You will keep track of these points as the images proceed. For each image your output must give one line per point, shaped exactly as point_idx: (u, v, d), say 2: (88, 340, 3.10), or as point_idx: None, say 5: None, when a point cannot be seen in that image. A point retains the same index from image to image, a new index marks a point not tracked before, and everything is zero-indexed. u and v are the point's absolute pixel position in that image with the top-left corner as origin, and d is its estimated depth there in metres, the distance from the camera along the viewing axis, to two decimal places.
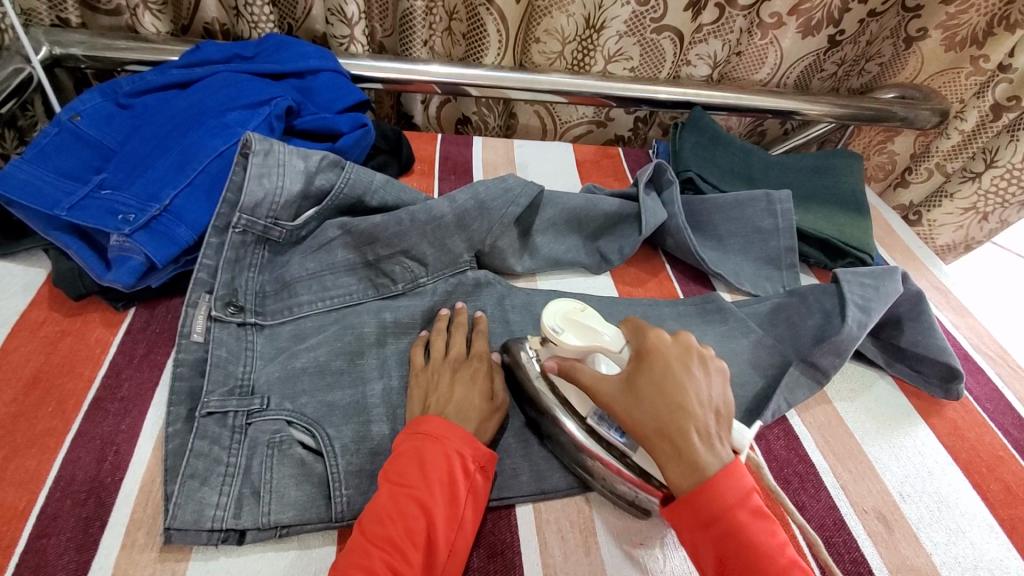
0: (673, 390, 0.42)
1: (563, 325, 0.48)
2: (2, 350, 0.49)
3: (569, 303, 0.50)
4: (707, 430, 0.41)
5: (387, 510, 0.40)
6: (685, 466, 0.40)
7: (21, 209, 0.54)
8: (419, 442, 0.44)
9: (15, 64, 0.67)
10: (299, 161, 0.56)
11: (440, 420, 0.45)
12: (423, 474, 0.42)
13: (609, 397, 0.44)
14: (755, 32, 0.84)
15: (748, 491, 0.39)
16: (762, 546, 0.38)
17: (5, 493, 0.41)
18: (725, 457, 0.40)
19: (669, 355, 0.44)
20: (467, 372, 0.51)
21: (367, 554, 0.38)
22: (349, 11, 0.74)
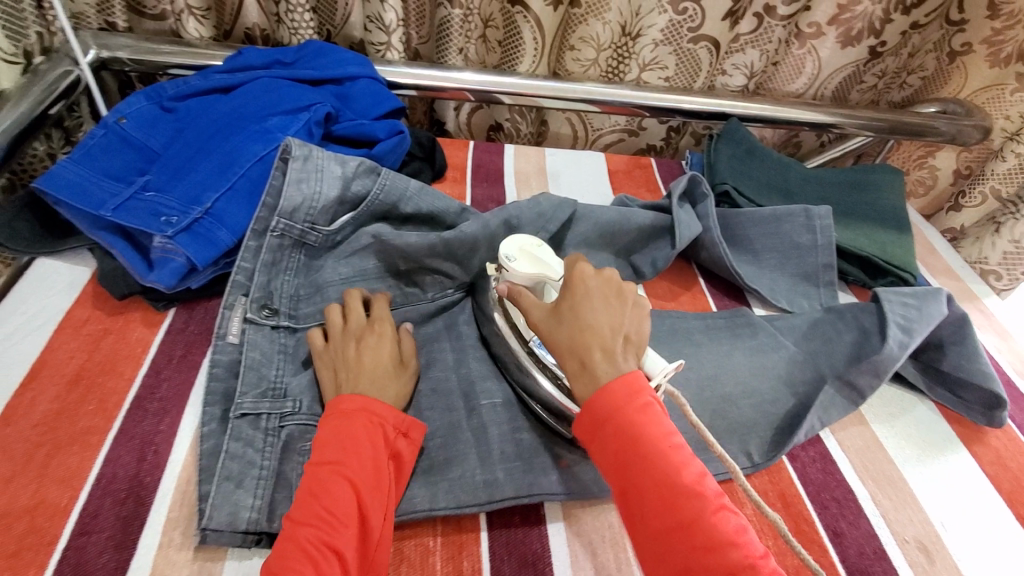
0: (588, 313, 0.44)
1: (516, 255, 0.53)
2: (49, 347, 0.50)
3: (527, 238, 0.55)
4: (614, 350, 0.43)
5: (314, 488, 0.40)
6: (587, 378, 0.42)
7: (69, 208, 0.55)
8: (337, 420, 0.44)
9: (65, 67, 0.69)
10: (336, 167, 0.57)
11: (357, 396, 0.45)
12: (348, 449, 0.42)
13: (536, 320, 0.47)
14: (793, 42, 0.83)
15: (639, 392, 0.41)
16: (651, 440, 0.39)
17: (48, 489, 0.42)
18: (624, 368, 0.42)
19: (590, 285, 0.46)
20: (373, 338, 0.50)
21: (298, 535, 0.38)
22: (387, 18, 0.75)
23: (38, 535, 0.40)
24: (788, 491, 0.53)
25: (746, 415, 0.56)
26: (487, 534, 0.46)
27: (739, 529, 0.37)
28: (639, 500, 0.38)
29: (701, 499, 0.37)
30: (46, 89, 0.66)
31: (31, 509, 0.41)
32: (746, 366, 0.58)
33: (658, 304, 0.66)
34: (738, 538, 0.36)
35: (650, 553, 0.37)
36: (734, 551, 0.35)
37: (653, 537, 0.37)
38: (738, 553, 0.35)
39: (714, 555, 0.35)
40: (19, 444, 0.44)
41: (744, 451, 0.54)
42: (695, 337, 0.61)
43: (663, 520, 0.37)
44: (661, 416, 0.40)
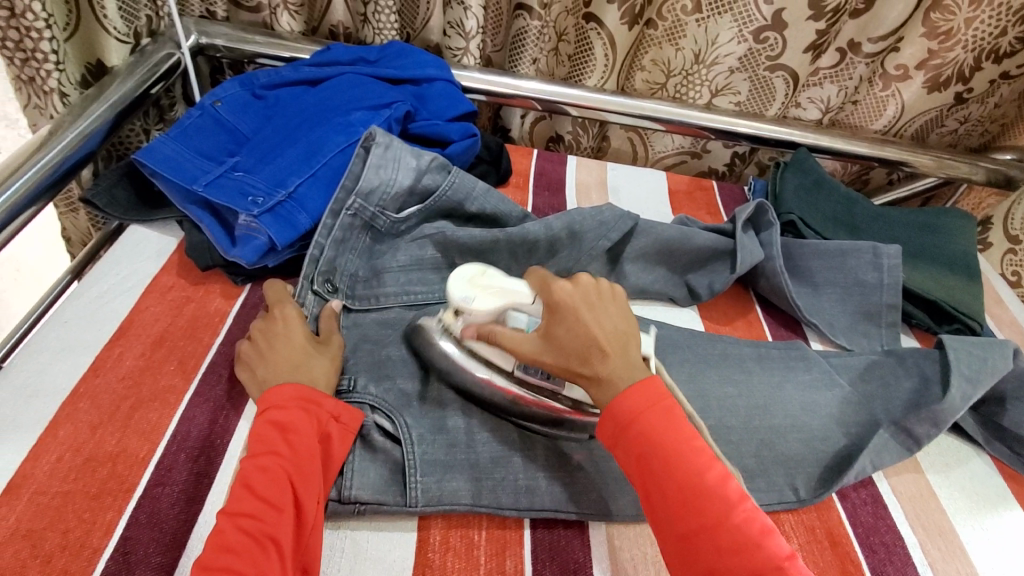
0: (583, 328, 0.43)
1: (471, 293, 0.48)
2: (137, 308, 0.54)
3: (468, 266, 0.49)
4: (622, 356, 0.43)
5: (249, 480, 0.40)
6: (608, 394, 0.42)
7: (164, 181, 0.59)
8: (272, 410, 0.44)
9: (168, 50, 0.74)
10: (412, 159, 0.59)
11: (283, 387, 0.45)
12: (281, 439, 0.42)
13: (532, 352, 0.44)
14: (876, 82, 0.82)
15: (661, 394, 0.41)
16: (674, 444, 0.39)
17: (130, 440, 0.45)
18: (642, 373, 0.43)
19: (576, 300, 0.44)
20: (282, 327, 0.50)
21: (232, 527, 0.38)
22: (468, 25, 0.78)
23: (119, 481, 0.42)
24: (835, 530, 0.52)
25: (794, 449, 0.55)
26: (530, 532, 0.47)
27: (764, 529, 0.37)
28: (663, 502, 0.39)
29: (726, 503, 0.37)
30: (149, 70, 0.71)
31: (113, 457, 0.44)
32: (798, 401, 0.57)
33: (712, 327, 0.66)
34: (762, 538, 0.37)
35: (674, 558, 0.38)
36: (760, 552, 0.36)
37: (677, 540, 0.38)
38: (763, 553, 0.36)
39: (741, 557, 0.36)
40: (106, 395, 0.47)
41: (790, 485, 0.53)
42: (745, 363, 0.60)
43: (687, 522, 0.37)
44: (684, 418, 0.41)
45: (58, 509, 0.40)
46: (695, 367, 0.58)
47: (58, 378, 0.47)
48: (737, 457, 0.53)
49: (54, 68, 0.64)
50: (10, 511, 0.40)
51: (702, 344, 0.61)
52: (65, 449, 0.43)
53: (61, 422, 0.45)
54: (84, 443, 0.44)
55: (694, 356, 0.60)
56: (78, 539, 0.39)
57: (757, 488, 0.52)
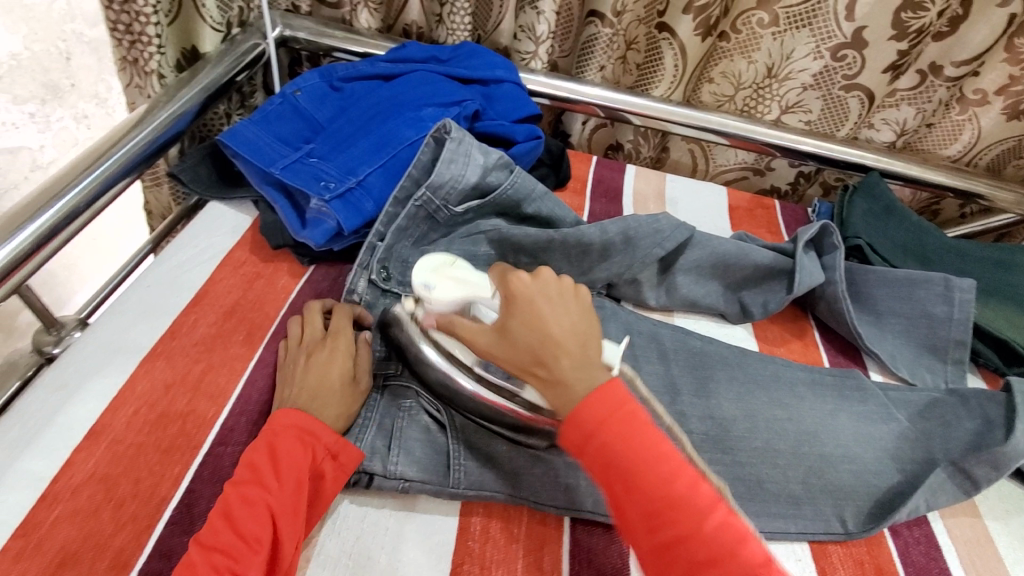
0: (540, 324, 0.42)
1: (433, 280, 0.48)
2: (212, 279, 0.57)
3: (437, 256, 0.50)
4: (577, 354, 0.41)
5: (229, 510, 0.39)
6: (562, 393, 0.40)
7: (244, 162, 0.63)
8: (270, 437, 0.43)
9: (254, 41, 0.78)
10: (480, 156, 0.60)
11: (289, 412, 0.44)
12: (271, 471, 0.41)
13: (489, 346, 0.43)
14: (953, 106, 0.79)
15: (622, 401, 0.38)
16: (641, 454, 0.37)
17: (201, 401, 0.48)
18: (600, 376, 0.40)
19: (533, 292, 0.43)
20: (326, 350, 0.49)
21: (204, 562, 0.37)
22: (539, 30, 0.79)
23: (187, 438, 0.45)
24: (883, 567, 0.50)
25: (843, 479, 0.53)
26: (569, 530, 0.47)
27: (739, 534, 0.36)
28: (633, 510, 0.37)
29: (696, 513, 0.36)
30: (237, 58, 0.75)
31: (183, 415, 0.47)
32: (851, 431, 0.55)
33: (765, 348, 0.65)
34: (736, 545, 0.35)
35: (650, 565, 0.37)
36: (735, 562, 0.34)
37: (651, 551, 0.37)
38: (740, 560, 0.35)
39: (715, 567, 0.35)
40: (180, 357, 0.50)
41: (837, 516, 0.51)
42: (796, 388, 0.58)
43: (660, 534, 0.36)
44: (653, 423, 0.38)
45: (133, 458, 0.44)
46: (743, 386, 0.57)
47: (139, 337, 0.51)
48: (782, 481, 0.52)
49: (155, 50, 0.69)
50: (91, 455, 0.43)
51: (752, 363, 0.60)
52: (141, 403, 0.47)
53: (138, 378, 0.48)
54: (158, 399, 0.47)
55: (743, 375, 0.58)
56: (148, 487, 0.42)
57: (803, 515, 0.50)
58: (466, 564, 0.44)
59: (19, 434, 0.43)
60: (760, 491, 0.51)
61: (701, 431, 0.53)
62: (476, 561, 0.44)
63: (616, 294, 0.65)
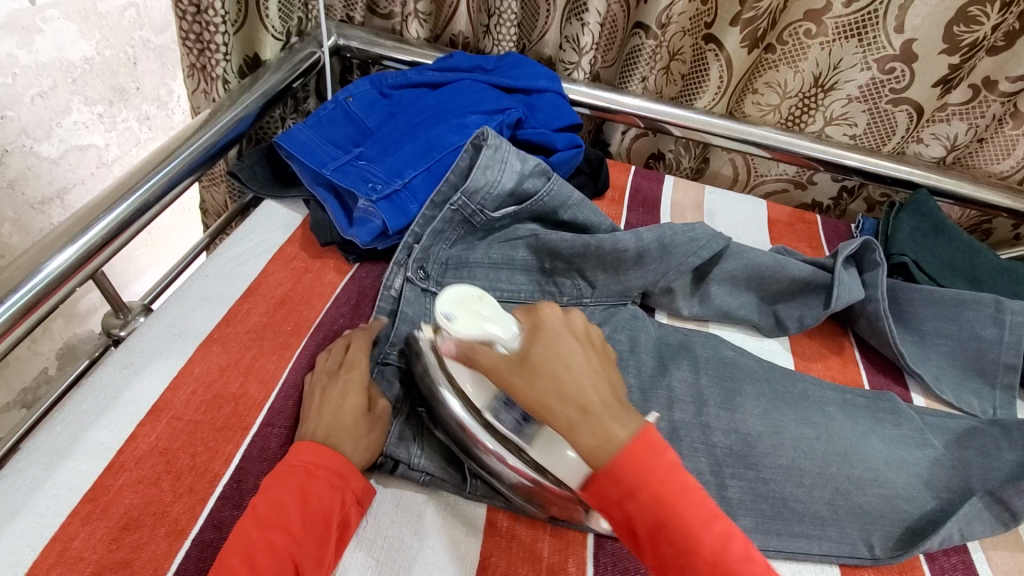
0: (561, 357, 0.42)
1: (455, 312, 0.47)
2: (265, 272, 0.61)
3: (467, 289, 0.49)
4: (602, 391, 0.41)
5: (250, 551, 0.39)
6: (592, 428, 0.39)
7: (297, 163, 0.66)
8: (296, 475, 0.42)
9: (311, 49, 0.82)
10: (517, 162, 0.62)
11: (310, 448, 0.44)
12: (298, 513, 0.41)
13: (508, 378, 0.42)
14: (1007, 121, 0.76)
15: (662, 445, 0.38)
16: (687, 508, 0.37)
17: (252, 385, 0.51)
18: (632, 416, 0.40)
19: (556, 328, 0.44)
20: (348, 385, 0.49)
21: None
22: (583, 41, 0.80)
23: (239, 419, 0.48)
24: None
25: (874, 503, 0.51)
26: (593, 538, 0.48)
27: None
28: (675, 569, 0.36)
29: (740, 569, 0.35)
30: (294, 66, 0.79)
31: (236, 397, 0.50)
32: (884, 454, 0.54)
33: (801, 365, 0.64)
34: None
35: None
36: None
37: None
38: None
39: None
40: (234, 342, 0.53)
41: (864, 540, 0.50)
42: (826, 407, 0.57)
43: None
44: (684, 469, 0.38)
45: (190, 433, 0.47)
46: (772, 403, 0.57)
47: (198, 323, 0.54)
48: (808, 501, 0.51)
49: (222, 58, 0.74)
50: (153, 429, 0.47)
51: (785, 379, 0.59)
52: (199, 384, 0.50)
53: (197, 360, 0.51)
54: (213, 381, 0.50)
55: (772, 391, 0.58)
56: (203, 462, 0.45)
57: (828, 537, 0.50)
58: (493, 557, 0.45)
59: (90, 406, 0.47)
60: (785, 509, 0.50)
61: (727, 447, 0.53)
62: (502, 556, 0.46)
63: (650, 303, 0.65)
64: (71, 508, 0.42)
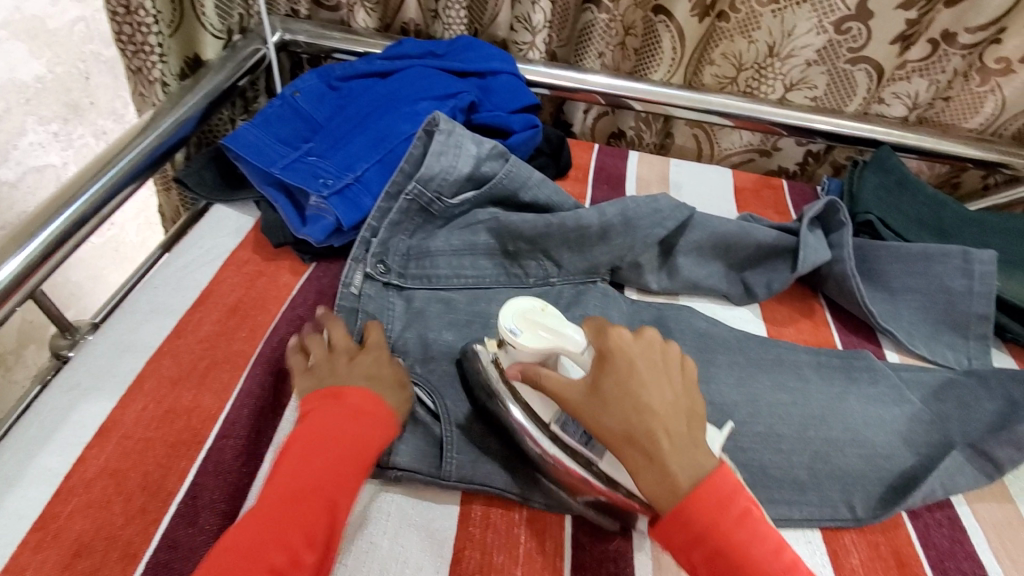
0: (637, 390, 0.41)
1: (520, 326, 0.46)
2: (216, 278, 0.58)
3: (529, 301, 0.47)
4: (678, 432, 0.40)
5: (293, 487, 0.39)
6: (657, 472, 0.39)
7: (245, 164, 0.64)
8: (339, 414, 0.43)
9: (254, 46, 0.79)
10: (473, 146, 0.60)
11: (355, 393, 0.44)
12: (340, 452, 0.41)
13: (577, 403, 0.42)
14: (973, 76, 0.76)
15: (732, 495, 0.38)
16: (755, 554, 0.37)
17: (205, 396, 0.49)
18: (703, 466, 0.39)
19: (631, 355, 0.42)
20: (375, 353, 0.48)
21: (262, 536, 0.37)
22: (535, 19, 0.78)
23: (193, 433, 0.46)
24: (902, 550, 0.48)
25: (854, 464, 0.51)
26: (571, 518, 0.47)
27: None
28: None
29: None
30: (237, 64, 0.76)
31: (189, 410, 0.47)
32: (860, 414, 0.53)
33: (774, 331, 0.63)
34: None
35: None
36: None
37: None
38: None
39: None
40: (185, 354, 0.51)
41: (846, 502, 0.49)
42: (802, 371, 0.56)
43: None
44: (751, 515, 0.38)
45: (141, 453, 0.45)
46: (746, 370, 0.56)
47: (146, 336, 0.52)
48: (787, 467, 0.50)
49: (158, 60, 0.71)
50: (102, 450, 0.44)
51: (758, 347, 0.58)
52: (149, 400, 0.48)
53: (146, 376, 0.49)
54: (165, 396, 0.48)
55: (745, 359, 0.57)
56: (156, 480, 0.43)
57: (808, 501, 0.49)
58: (467, 549, 0.44)
59: (35, 432, 0.45)
60: (764, 477, 0.49)
61: None
62: (477, 546, 0.44)
63: (619, 279, 0.64)
64: (20, 539, 0.40)
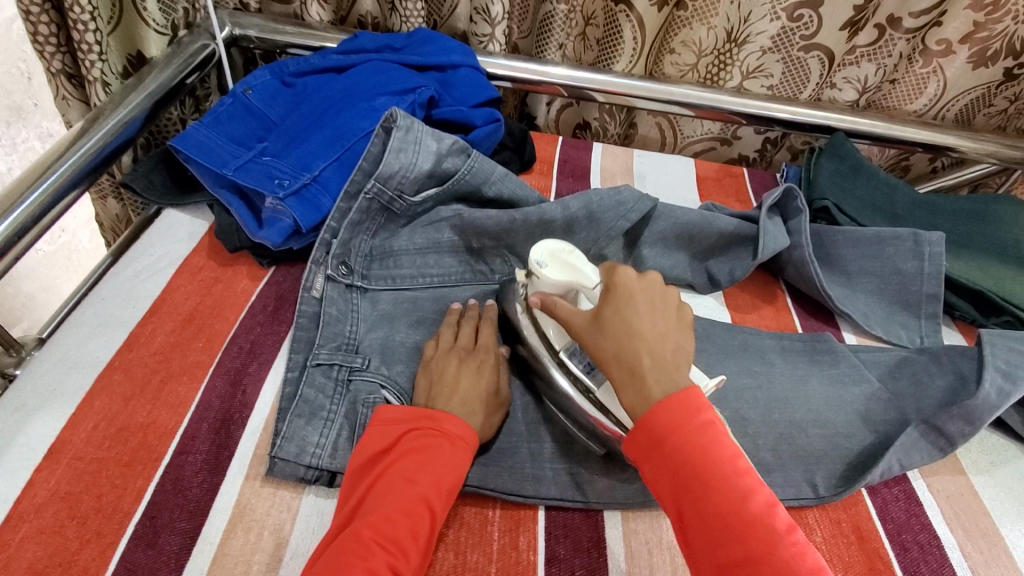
0: (632, 319, 0.41)
1: (547, 261, 0.48)
2: (169, 287, 0.56)
3: (559, 243, 0.50)
4: (664, 356, 0.40)
5: (395, 506, 0.40)
6: (638, 388, 0.39)
7: (196, 166, 0.61)
8: (437, 441, 0.43)
9: (203, 41, 0.75)
10: (433, 142, 0.58)
11: (457, 421, 0.45)
12: (438, 477, 0.42)
13: (579, 328, 0.43)
14: (917, 59, 0.78)
15: (698, 408, 0.38)
16: (719, 461, 0.36)
17: (161, 411, 0.47)
18: (678, 385, 0.39)
19: (633, 290, 0.43)
20: (474, 363, 0.50)
21: (365, 552, 0.37)
22: (493, 11, 0.77)
23: (148, 450, 0.44)
24: (863, 525, 0.49)
25: (816, 445, 0.52)
26: (544, 514, 0.47)
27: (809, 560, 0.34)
28: (697, 525, 0.35)
29: (772, 535, 0.34)
30: (184, 60, 0.73)
31: (144, 427, 0.46)
32: (821, 396, 0.55)
33: (737, 317, 0.64)
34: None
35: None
36: None
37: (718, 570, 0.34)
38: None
39: None
40: (138, 369, 0.49)
41: (809, 482, 0.51)
42: (765, 356, 0.58)
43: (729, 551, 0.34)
44: (720, 430, 0.37)
45: (94, 474, 0.43)
46: (711, 357, 0.57)
47: (96, 351, 0.50)
48: (752, 451, 0.51)
49: (97, 59, 0.68)
50: (53, 473, 0.42)
51: (723, 335, 0.59)
52: (100, 418, 0.46)
53: (96, 393, 0.47)
54: (118, 413, 0.46)
55: (710, 347, 0.58)
56: (110, 502, 0.41)
57: (774, 483, 0.50)
58: (440, 551, 0.43)
59: None
60: None
61: None
62: (450, 547, 0.44)
63: None
64: None
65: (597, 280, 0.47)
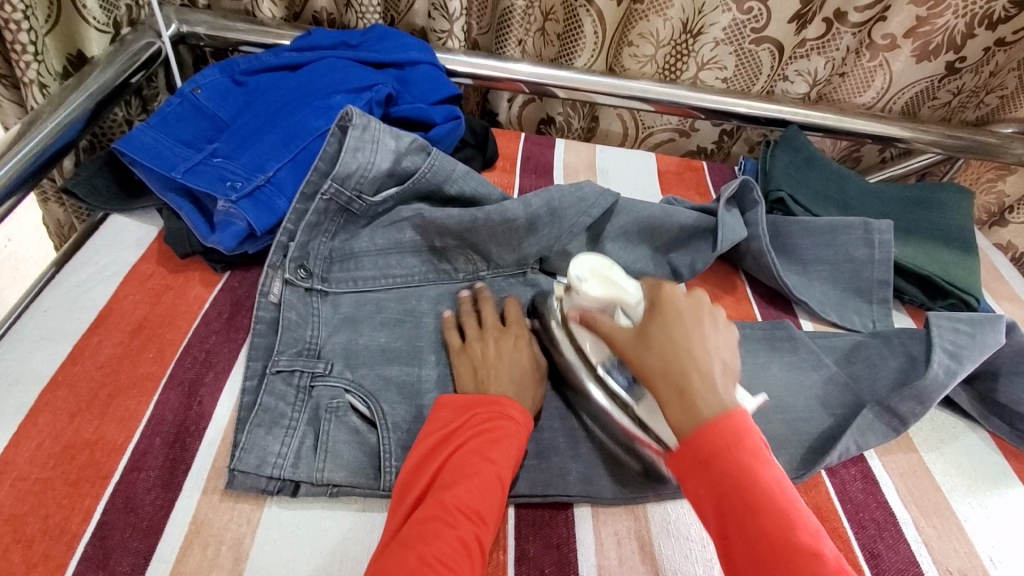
0: (682, 336, 0.42)
1: (586, 275, 0.51)
2: (116, 296, 0.53)
3: (598, 258, 0.53)
4: (713, 375, 0.40)
5: (473, 482, 0.41)
6: (685, 406, 0.39)
7: (142, 169, 0.59)
8: (502, 421, 0.44)
9: (148, 39, 0.72)
10: (391, 140, 0.57)
11: (516, 403, 0.46)
12: (508, 457, 0.43)
13: (623, 345, 0.45)
14: (864, 53, 0.80)
15: (746, 433, 0.38)
16: (765, 489, 0.36)
17: (109, 427, 0.45)
18: (734, 413, 0.38)
19: (680, 305, 0.44)
20: (510, 340, 0.51)
21: (451, 523, 0.38)
22: (451, 7, 0.76)
23: (97, 468, 0.42)
24: (823, 507, 0.51)
25: (777, 430, 0.54)
26: (514, 512, 0.47)
27: None
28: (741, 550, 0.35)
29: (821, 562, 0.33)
30: (129, 59, 0.69)
31: (91, 443, 0.43)
32: (782, 382, 0.56)
33: None
34: None
35: None
36: None
37: None
38: None
39: None
40: (84, 384, 0.47)
41: None
42: None
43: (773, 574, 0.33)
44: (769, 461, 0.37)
45: (38, 495, 0.40)
46: None
47: (38, 366, 0.47)
48: None
49: (33, 60, 0.64)
50: None
51: None
52: (44, 436, 0.43)
53: (39, 411, 0.44)
54: (63, 430, 0.44)
55: None
56: (57, 523, 0.39)
57: None
58: None
59: None
60: None
61: None
62: None
63: (550, 268, 0.64)
64: None
65: (638, 295, 0.49)
